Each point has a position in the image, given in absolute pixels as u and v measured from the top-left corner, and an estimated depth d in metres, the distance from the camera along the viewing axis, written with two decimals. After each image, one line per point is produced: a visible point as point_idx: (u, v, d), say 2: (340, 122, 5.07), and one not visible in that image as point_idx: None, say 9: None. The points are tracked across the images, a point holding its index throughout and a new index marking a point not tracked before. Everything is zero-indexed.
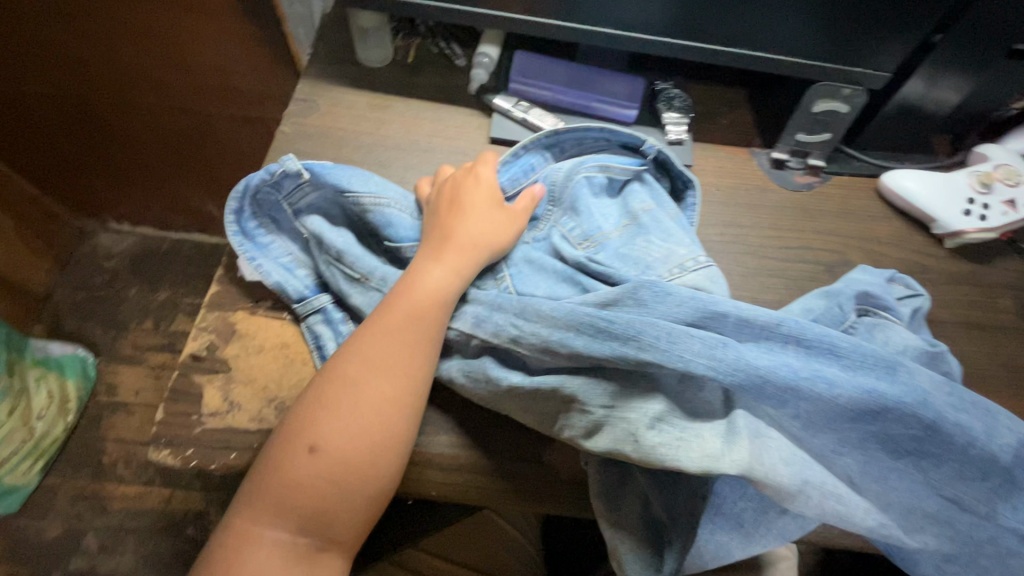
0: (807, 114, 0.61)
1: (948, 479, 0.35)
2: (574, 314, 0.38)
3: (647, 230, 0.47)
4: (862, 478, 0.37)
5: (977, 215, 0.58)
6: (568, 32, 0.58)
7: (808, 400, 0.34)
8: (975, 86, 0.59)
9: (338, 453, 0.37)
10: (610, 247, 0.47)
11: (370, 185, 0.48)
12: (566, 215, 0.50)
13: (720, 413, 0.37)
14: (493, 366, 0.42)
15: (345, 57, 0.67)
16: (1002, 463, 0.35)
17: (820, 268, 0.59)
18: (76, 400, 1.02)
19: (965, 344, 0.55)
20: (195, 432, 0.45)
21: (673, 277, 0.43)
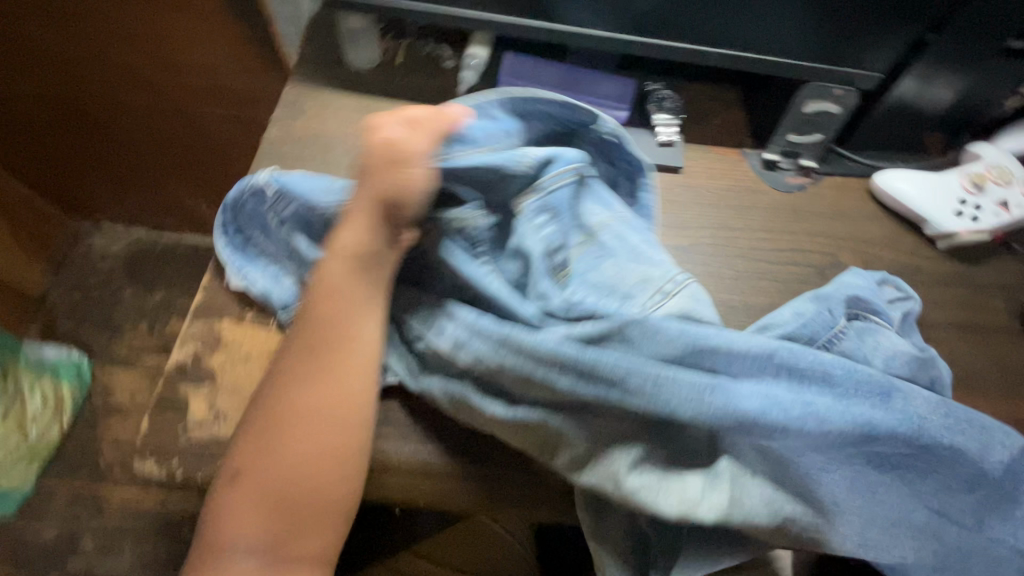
0: (798, 114, 0.61)
1: (937, 492, 0.36)
2: (559, 351, 0.37)
3: (613, 251, 0.44)
4: (849, 500, 0.36)
5: (969, 216, 0.58)
6: (556, 33, 0.57)
7: (798, 437, 0.35)
8: (968, 84, 0.58)
9: (290, 466, 0.37)
10: (577, 267, 0.44)
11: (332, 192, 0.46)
12: (546, 216, 0.45)
13: (706, 454, 0.37)
14: (475, 395, 0.41)
15: (333, 59, 0.67)
16: (990, 477, 0.36)
17: (812, 271, 0.59)
18: (70, 401, 1.04)
19: (956, 347, 0.54)
20: (181, 442, 0.45)
21: (655, 307, 0.41)
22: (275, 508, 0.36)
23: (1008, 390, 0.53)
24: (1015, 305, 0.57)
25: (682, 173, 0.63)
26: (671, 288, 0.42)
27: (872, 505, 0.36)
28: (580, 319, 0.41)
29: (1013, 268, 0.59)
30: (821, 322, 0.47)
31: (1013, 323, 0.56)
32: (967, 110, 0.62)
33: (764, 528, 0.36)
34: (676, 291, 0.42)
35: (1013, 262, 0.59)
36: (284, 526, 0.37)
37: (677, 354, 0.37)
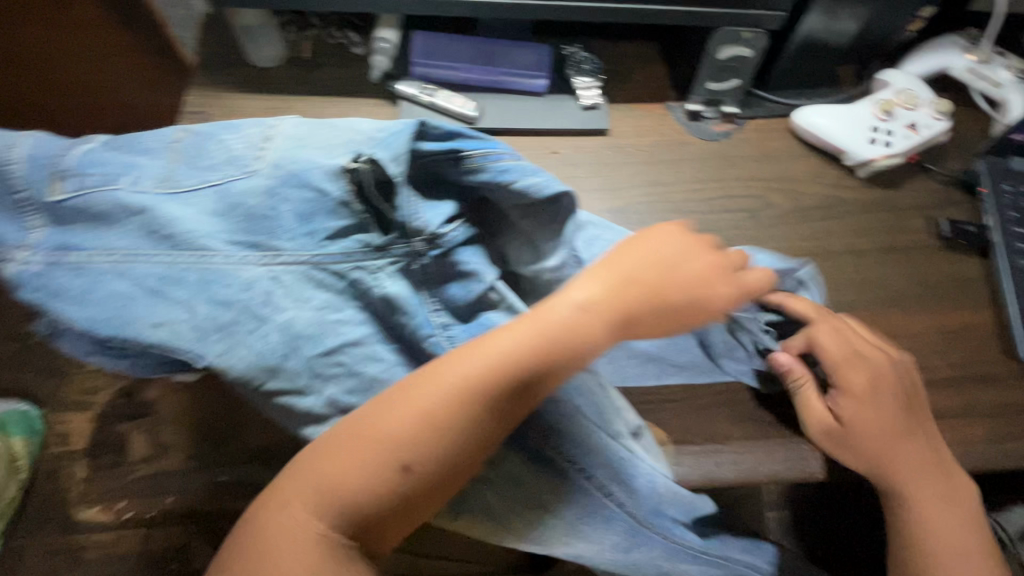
0: (713, 62, 0.61)
1: (644, 507, 0.46)
2: (354, 325, 0.41)
3: (225, 187, 0.40)
4: (612, 478, 0.45)
5: (882, 142, 0.60)
6: (460, 7, 0.56)
7: (520, 469, 0.45)
8: (871, 12, 0.59)
9: (431, 449, 0.36)
10: (244, 251, 0.39)
11: (89, 304, 0.36)
12: (149, 234, 0.38)
13: (549, 444, 0.44)
14: (454, 286, 0.45)
15: (235, 60, 0.63)
16: (735, 438, 0.49)
17: (744, 216, 0.60)
18: (26, 457, 0.83)
19: (850, 369, 0.48)
20: (125, 481, 0.43)
21: (271, 261, 0.39)
22: (359, 502, 0.35)
23: (933, 302, 0.56)
24: (932, 222, 0.60)
25: (609, 135, 0.63)
26: (422, 248, 0.43)
27: (630, 531, 0.47)
28: (328, 353, 0.40)
29: (928, 187, 0.62)
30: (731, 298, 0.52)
31: (931, 239, 0.59)
32: (871, 38, 0.64)
33: (560, 475, 0.45)
34: (438, 248, 0.44)
35: (927, 181, 0.62)
36: (401, 523, 0.37)
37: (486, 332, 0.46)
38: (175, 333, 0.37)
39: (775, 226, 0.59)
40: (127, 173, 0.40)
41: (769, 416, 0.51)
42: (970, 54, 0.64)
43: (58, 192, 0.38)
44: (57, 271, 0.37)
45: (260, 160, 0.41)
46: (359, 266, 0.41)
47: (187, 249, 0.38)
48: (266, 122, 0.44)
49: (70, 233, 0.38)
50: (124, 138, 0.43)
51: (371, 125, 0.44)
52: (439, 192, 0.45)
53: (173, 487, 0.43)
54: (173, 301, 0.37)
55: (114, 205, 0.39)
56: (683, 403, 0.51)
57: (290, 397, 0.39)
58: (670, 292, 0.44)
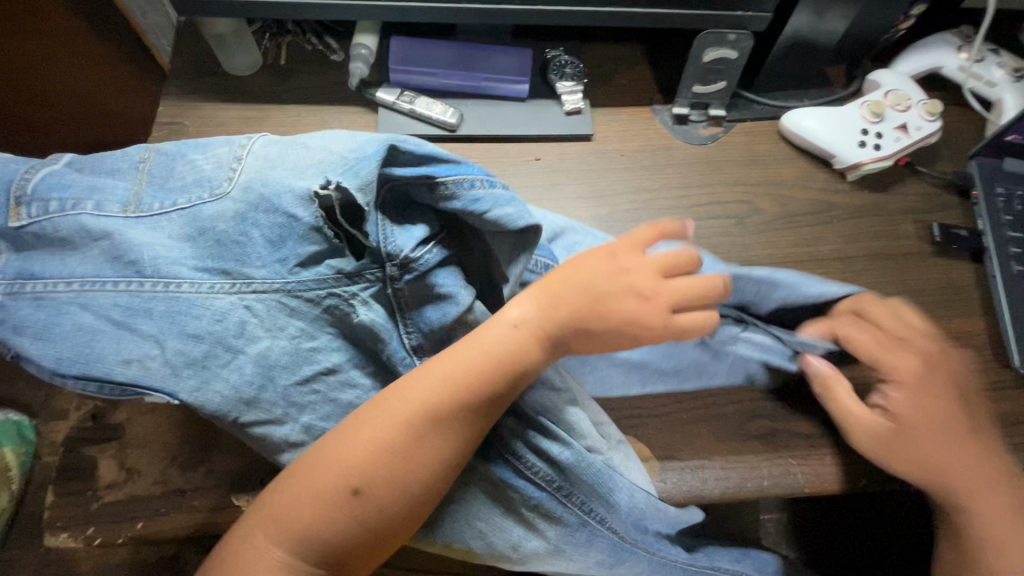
0: (698, 64, 0.60)
1: (626, 521, 0.45)
2: (328, 354, 0.42)
3: (193, 211, 0.39)
4: (592, 492, 0.44)
5: (872, 145, 0.58)
6: (437, 12, 0.55)
7: (499, 488, 0.44)
8: (859, 11, 0.58)
9: (382, 474, 0.36)
10: (213, 279, 0.38)
11: (51, 338, 0.35)
12: (113, 263, 0.37)
13: (526, 458, 0.43)
14: (429, 310, 0.42)
15: (210, 69, 0.62)
16: (722, 452, 0.48)
17: (731, 222, 0.58)
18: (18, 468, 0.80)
19: (903, 356, 0.47)
20: (92, 508, 0.43)
21: (243, 291, 0.39)
22: (313, 531, 0.35)
23: (924, 310, 0.55)
24: (924, 226, 0.58)
25: (594, 140, 0.62)
26: (396, 273, 0.40)
27: (614, 548, 0.46)
28: (305, 381, 0.41)
29: (920, 190, 0.60)
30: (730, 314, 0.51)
31: (923, 244, 0.58)
32: (860, 37, 0.62)
33: (539, 491, 0.44)
34: (412, 273, 0.41)
35: (918, 184, 0.60)
36: (364, 553, 0.36)
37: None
38: (145, 370, 0.36)
39: (763, 232, 0.58)
40: (91, 196, 0.39)
41: (756, 430, 0.49)
42: (962, 52, 0.62)
43: (18, 219, 0.37)
44: (17, 303, 0.36)
45: (230, 183, 0.40)
46: (333, 293, 0.40)
47: (153, 278, 0.37)
48: (236, 141, 0.43)
49: (33, 260, 0.37)
50: (88, 158, 0.42)
51: (342, 143, 0.42)
52: (411, 214, 0.42)
53: (143, 510, 0.43)
54: (140, 334, 0.36)
55: (77, 230, 0.37)
56: (668, 417, 0.50)
57: (266, 426, 0.40)
58: (602, 313, 0.41)
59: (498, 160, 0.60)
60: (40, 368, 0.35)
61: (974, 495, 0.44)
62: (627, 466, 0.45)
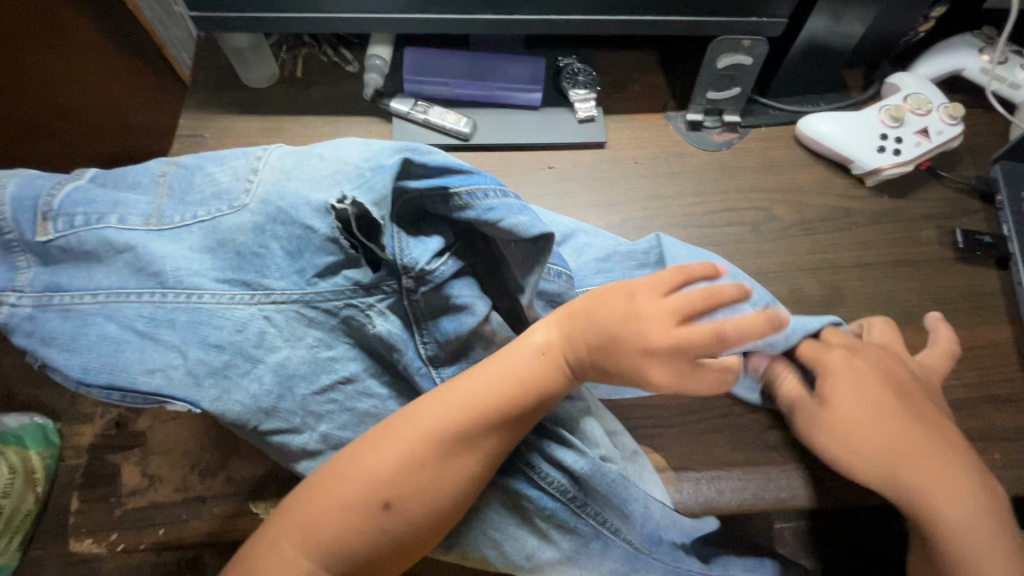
0: (712, 71, 0.59)
1: (640, 532, 0.45)
2: (345, 364, 0.42)
3: (213, 223, 0.40)
4: (606, 502, 0.44)
5: (891, 149, 0.57)
6: (450, 23, 0.55)
7: (512, 497, 0.44)
8: (877, 15, 0.57)
9: (412, 487, 0.36)
10: (233, 290, 0.39)
11: (81, 351, 0.36)
12: (138, 276, 0.38)
13: (540, 467, 0.43)
14: (444, 321, 0.43)
15: (229, 82, 0.63)
16: (738, 463, 0.48)
17: (746, 229, 0.58)
18: (44, 471, 0.81)
19: (832, 352, 0.46)
20: (116, 514, 0.44)
21: (262, 302, 0.39)
22: (343, 542, 0.35)
23: (947, 317, 0.53)
24: (945, 231, 0.57)
25: (606, 148, 0.62)
26: (412, 284, 0.41)
27: (628, 557, 0.45)
28: (325, 389, 0.41)
29: (940, 195, 0.59)
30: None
31: (944, 250, 0.56)
32: (877, 40, 0.61)
33: (552, 501, 0.44)
34: (429, 284, 0.41)
35: (940, 189, 0.59)
36: (392, 563, 0.37)
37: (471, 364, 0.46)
38: (170, 381, 0.37)
39: (779, 239, 0.57)
40: (115, 210, 0.39)
41: (772, 441, 0.49)
42: (984, 54, 0.61)
43: (45, 233, 0.37)
44: (46, 315, 0.37)
45: (248, 194, 0.40)
46: (350, 304, 0.41)
47: (175, 289, 0.38)
48: (253, 152, 0.43)
49: (61, 274, 0.38)
50: (112, 172, 0.43)
51: (356, 152, 0.42)
52: (425, 224, 0.42)
53: (162, 518, 0.44)
54: (164, 345, 0.37)
55: (102, 244, 0.38)
56: (681, 428, 0.49)
57: (284, 435, 0.41)
58: (612, 358, 0.38)
59: (511, 169, 0.60)
60: (68, 379, 0.36)
61: (941, 493, 0.40)
62: (640, 475, 0.45)
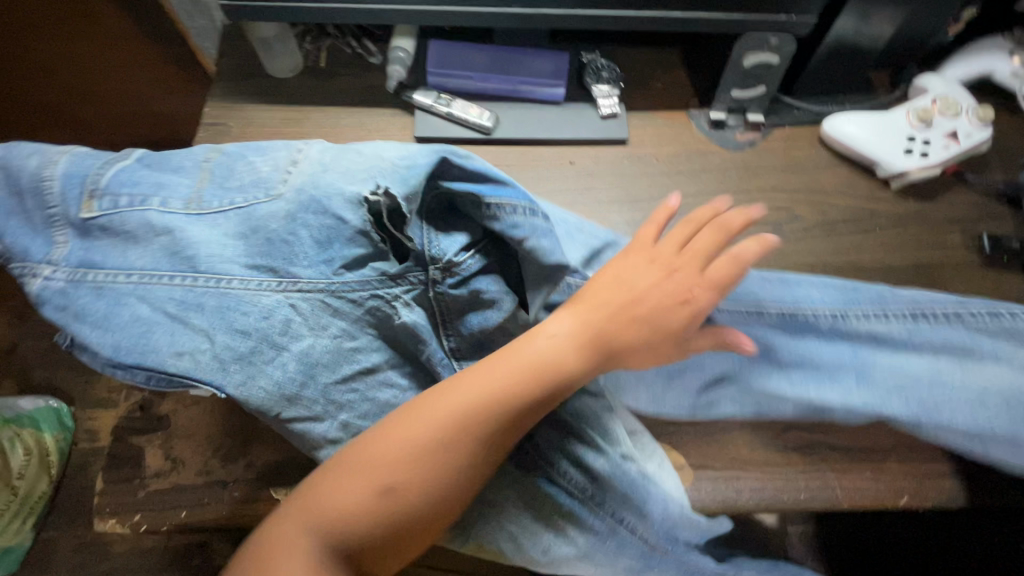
0: (738, 69, 0.59)
1: (656, 530, 0.44)
2: (367, 356, 0.42)
3: (250, 210, 0.40)
4: (623, 498, 0.44)
5: (919, 151, 0.57)
6: (477, 16, 0.55)
7: (529, 495, 0.44)
8: (908, 16, 0.56)
9: (418, 477, 0.36)
10: (261, 278, 0.39)
11: (111, 329, 0.37)
12: (172, 259, 0.38)
13: (559, 462, 0.44)
14: (471, 316, 0.44)
15: (253, 71, 0.63)
16: (756, 463, 0.47)
17: (769, 229, 0.57)
18: (57, 452, 0.83)
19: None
20: (139, 496, 0.45)
21: (286, 290, 0.39)
22: (346, 526, 0.35)
23: None
24: (972, 236, 0.57)
25: (629, 145, 0.62)
26: (439, 277, 0.42)
27: (642, 555, 0.45)
28: (348, 378, 0.42)
29: (968, 200, 0.58)
30: (810, 283, 0.50)
31: (970, 255, 0.56)
32: (908, 41, 0.60)
33: (569, 496, 0.44)
34: (455, 277, 0.42)
35: (967, 194, 0.58)
36: (389, 551, 0.37)
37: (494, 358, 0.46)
38: (194, 364, 0.37)
39: (802, 240, 0.57)
40: (158, 193, 0.40)
41: (792, 442, 0.48)
42: (1015, 57, 0.60)
43: (89, 210, 0.38)
44: (79, 290, 0.37)
45: (285, 184, 0.41)
46: (375, 295, 0.41)
47: (206, 274, 0.38)
48: (293, 146, 0.44)
49: (98, 251, 0.38)
50: (158, 155, 0.43)
51: (394, 151, 0.43)
52: (454, 221, 0.43)
53: (185, 500, 0.44)
54: (192, 328, 0.37)
55: (143, 225, 0.39)
56: (700, 426, 0.49)
57: (305, 423, 0.41)
58: (615, 334, 0.41)
59: (533, 164, 0.60)
60: (99, 355, 0.37)
61: None
62: (660, 475, 0.45)
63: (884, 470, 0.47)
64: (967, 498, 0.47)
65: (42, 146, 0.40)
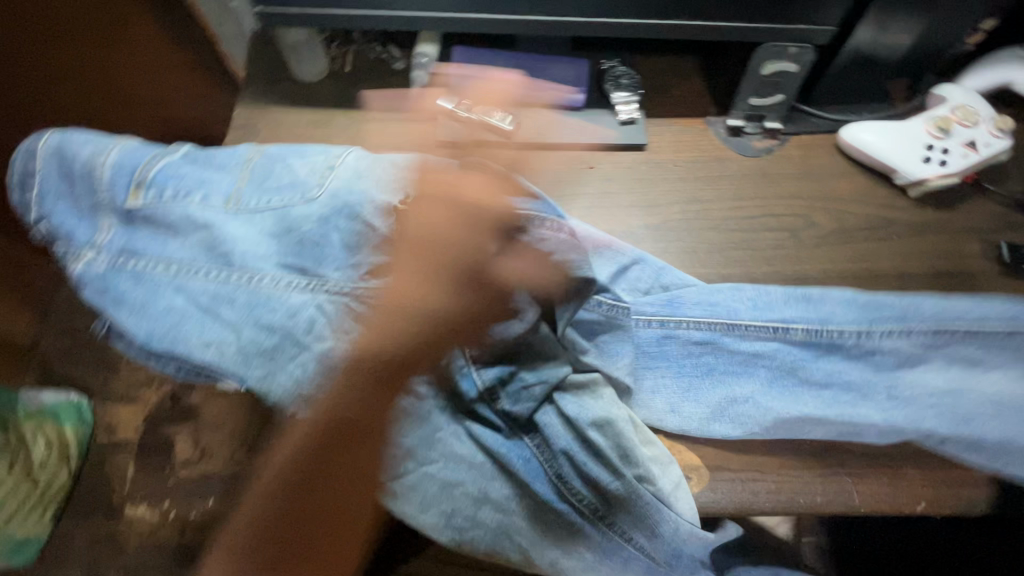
0: (756, 77, 0.60)
1: (666, 552, 0.44)
2: None
3: (286, 211, 0.43)
4: (636, 519, 0.44)
5: (937, 160, 0.57)
6: (501, 24, 0.57)
7: (542, 506, 0.45)
8: (926, 27, 0.57)
9: (291, 512, 0.36)
10: (290, 276, 0.41)
11: (145, 317, 0.39)
12: (207, 255, 0.41)
13: (576, 479, 0.44)
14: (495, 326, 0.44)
15: (281, 75, 0.65)
16: (772, 467, 0.48)
17: (786, 235, 0.58)
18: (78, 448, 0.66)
19: None
20: (170, 483, 0.48)
21: (313, 290, 0.41)
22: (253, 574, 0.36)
23: None
24: (991, 245, 0.57)
25: (647, 151, 0.62)
26: None
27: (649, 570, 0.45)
28: None
29: (987, 209, 0.59)
30: (833, 298, 0.50)
31: (989, 264, 0.56)
32: (927, 51, 0.61)
33: (582, 512, 0.44)
34: None
35: (986, 204, 0.58)
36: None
37: (516, 367, 0.46)
38: (221, 354, 0.39)
39: (819, 246, 0.57)
40: (199, 188, 0.43)
41: (808, 447, 0.49)
42: None
43: (135, 200, 0.41)
44: (119, 276, 0.40)
45: (321, 188, 0.44)
46: None
47: (239, 269, 0.41)
48: (331, 151, 0.47)
49: (139, 241, 0.41)
50: (204, 151, 0.46)
51: (426, 162, 0.46)
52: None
53: (211, 490, 0.48)
54: (221, 321, 0.39)
55: (184, 219, 0.42)
56: None
57: None
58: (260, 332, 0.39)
59: (553, 168, 0.61)
60: (133, 341, 0.39)
61: None
62: (676, 497, 0.45)
63: (902, 477, 0.48)
64: (986, 506, 0.47)
65: (99, 135, 0.44)
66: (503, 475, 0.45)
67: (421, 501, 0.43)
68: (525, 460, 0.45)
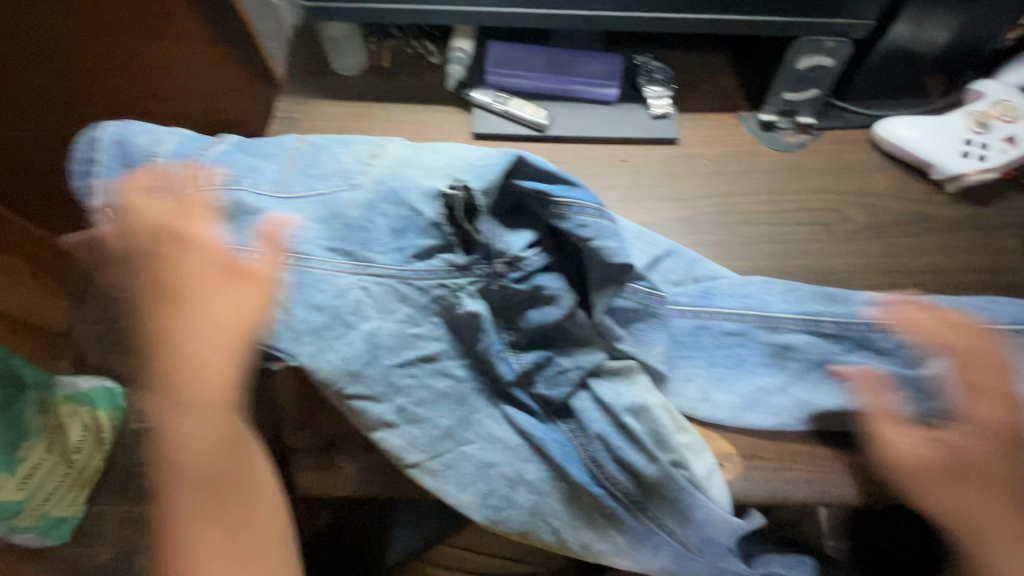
0: (792, 71, 0.60)
1: (698, 538, 0.45)
2: (427, 346, 0.44)
3: (331, 198, 0.44)
4: (669, 506, 0.45)
5: (975, 156, 0.57)
6: (540, 19, 0.58)
7: (576, 491, 0.45)
8: (964, 21, 0.57)
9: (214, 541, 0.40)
10: (336, 259, 0.43)
11: None
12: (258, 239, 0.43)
13: (610, 464, 0.45)
14: (532, 312, 0.44)
15: (321, 69, 0.67)
16: (806, 457, 0.48)
17: (819, 229, 0.58)
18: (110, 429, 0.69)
19: None
20: None
21: (358, 273, 0.43)
22: None
23: None
24: None
25: (680, 144, 0.63)
26: (502, 269, 0.43)
27: (681, 556, 0.46)
28: (408, 362, 0.44)
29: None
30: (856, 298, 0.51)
31: None
32: (966, 46, 0.60)
33: (615, 497, 0.45)
34: (518, 272, 0.43)
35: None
36: None
37: (552, 353, 0.46)
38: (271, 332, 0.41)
39: (853, 241, 0.57)
40: (249, 175, 0.44)
41: (841, 439, 0.49)
42: None
43: None
44: None
45: (365, 175, 0.45)
46: (441, 284, 0.43)
47: (288, 252, 0.42)
48: (376, 141, 0.48)
49: None
50: (254, 141, 0.48)
51: (469, 152, 0.45)
52: (522, 220, 0.45)
53: None
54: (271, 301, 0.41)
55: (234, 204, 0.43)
56: None
57: (364, 402, 0.43)
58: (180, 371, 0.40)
59: (586, 161, 0.62)
60: None
61: None
62: (709, 483, 0.46)
63: None
64: None
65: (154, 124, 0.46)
66: (539, 458, 0.45)
67: (458, 481, 0.44)
68: (560, 443, 0.46)
